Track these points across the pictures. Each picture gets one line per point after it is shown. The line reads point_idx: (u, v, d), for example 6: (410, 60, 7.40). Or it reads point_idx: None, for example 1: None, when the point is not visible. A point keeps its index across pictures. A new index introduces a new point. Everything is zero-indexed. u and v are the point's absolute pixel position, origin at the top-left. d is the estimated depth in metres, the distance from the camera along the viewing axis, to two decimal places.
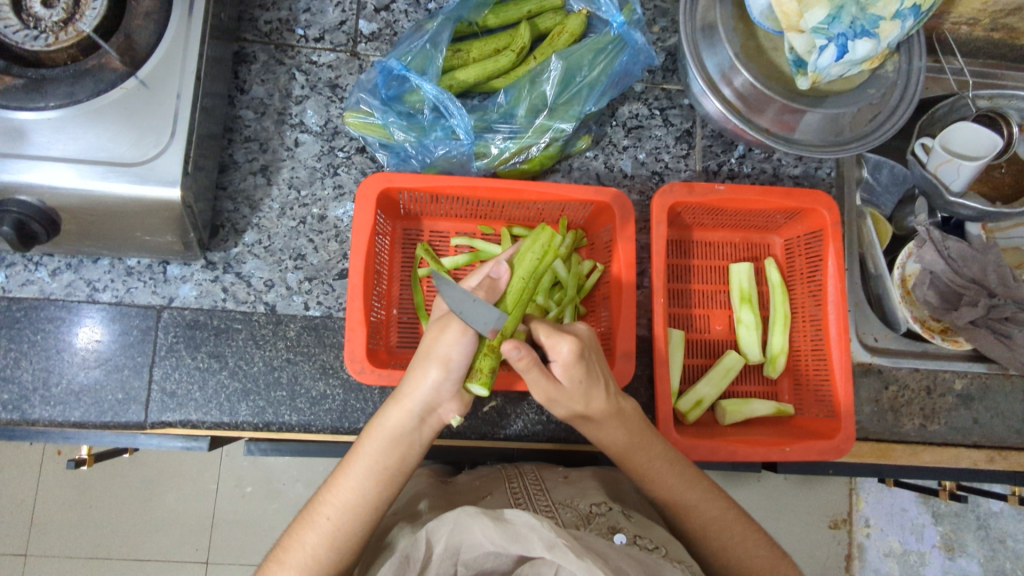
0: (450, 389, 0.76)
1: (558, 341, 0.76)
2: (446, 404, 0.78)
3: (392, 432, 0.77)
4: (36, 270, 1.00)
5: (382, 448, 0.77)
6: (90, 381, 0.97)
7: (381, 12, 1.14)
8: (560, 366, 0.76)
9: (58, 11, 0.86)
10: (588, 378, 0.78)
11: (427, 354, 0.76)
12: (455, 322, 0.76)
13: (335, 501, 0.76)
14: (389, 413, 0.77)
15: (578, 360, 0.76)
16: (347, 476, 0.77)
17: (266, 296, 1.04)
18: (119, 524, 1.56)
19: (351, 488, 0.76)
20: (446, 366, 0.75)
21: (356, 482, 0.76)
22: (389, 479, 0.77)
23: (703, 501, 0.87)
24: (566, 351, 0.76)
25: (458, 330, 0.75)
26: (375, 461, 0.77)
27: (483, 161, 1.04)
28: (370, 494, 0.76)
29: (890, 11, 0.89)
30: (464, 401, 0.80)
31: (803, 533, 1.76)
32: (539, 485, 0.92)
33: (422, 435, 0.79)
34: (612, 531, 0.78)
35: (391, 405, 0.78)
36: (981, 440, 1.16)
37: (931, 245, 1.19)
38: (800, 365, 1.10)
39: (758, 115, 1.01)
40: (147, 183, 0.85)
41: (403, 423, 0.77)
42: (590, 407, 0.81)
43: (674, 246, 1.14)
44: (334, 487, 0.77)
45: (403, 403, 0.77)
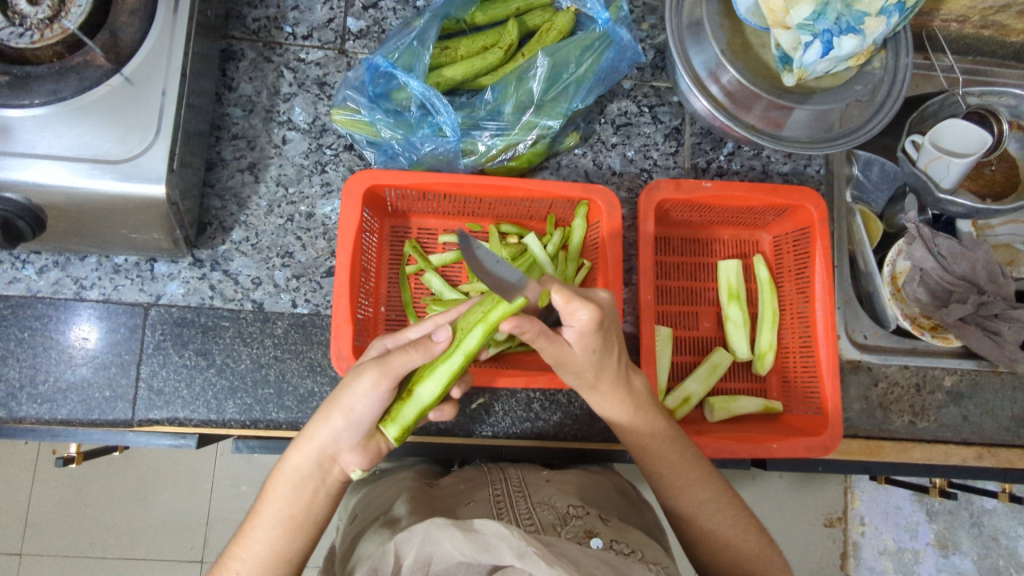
0: (350, 439, 0.73)
1: (576, 308, 0.70)
2: (346, 453, 0.75)
3: (292, 478, 0.74)
4: (22, 268, 1.00)
5: (284, 496, 0.74)
6: (77, 379, 0.97)
7: (369, 10, 1.14)
8: (573, 333, 0.72)
9: (42, 9, 0.84)
10: (601, 346, 0.76)
11: (331, 401, 0.72)
12: (370, 372, 0.68)
13: (244, 555, 0.73)
14: (290, 457, 0.74)
15: (595, 329, 0.72)
16: (256, 527, 0.74)
17: (253, 294, 1.03)
18: (113, 522, 1.56)
19: (259, 540, 0.73)
20: (349, 417, 0.71)
21: (263, 533, 0.73)
22: (298, 527, 0.74)
23: (699, 482, 0.87)
24: (585, 318, 0.70)
25: (371, 383, 0.69)
26: (279, 510, 0.74)
27: (471, 158, 1.03)
28: (278, 544, 0.73)
29: (875, 7, 0.89)
30: (369, 451, 0.76)
31: (798, 532, 1.78)
32: (521, 488, 0.92)
33: (327, 482, 0.75)
34: (588, 535, 0.77)
35: (291, 449, 0.75)
36: (969, 437, 1.16)
37: (922, 242, 1.17)
38: (788, 362, 1.10)
39: (744, 112, 1.01)
40: (131, 180, 0.84)
41: (303, 468, 0.74)
42: (600, 376, 0.81)
43: (662, 243, 1.15)
44: (244, 539, 0.74)
45: (302, 449, 0.74)
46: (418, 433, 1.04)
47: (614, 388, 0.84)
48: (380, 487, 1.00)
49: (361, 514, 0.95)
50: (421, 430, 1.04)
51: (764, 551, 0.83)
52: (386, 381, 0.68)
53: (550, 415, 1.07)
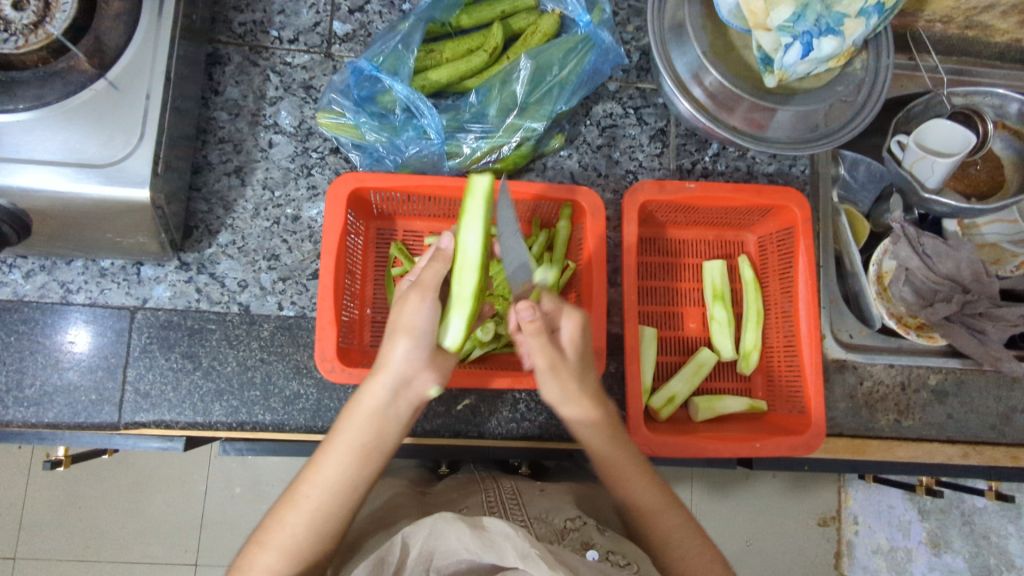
0: (422, 358, 0.74)
1: (564, 315, 0.80)
2: (421, 374, 0.75)
3: (369, 408, 0.74)
4: (9, 272, 1.00)
5: (358, 425, 0.74)
6: (64, 383, 0.98)
7: (355, 13, 1.14)
8: (564, 338, 0.80)
9: (27, 14, 0.84)
10: (580, 362, 0.82)
11: (394, 326, 0.74)
12: (410, 293, 0.74)
13: (315, 481, 0.73)
14: (364, 389, 0.75)
15: (580, 336, 0.81)
16: (328, 456, 0.74)
17: (239, 296, 1.04)
18: (105, 526, 1.56)
19: (331, 470, 0.73)
20: (414, 337, 0.73)
21: (337, 461, 0.74)
22: (370, 456, 0.75)
23: (667, 507, 0.85)
24: (573, 324, 0.80)
25: (416, 301, 0.74)
26: (353, 439, 0.74)
27: (456, 161, 1.04)
28: (350, 474, 0.74)
29: (854, 9, 0.90)
30: (442, 369, 0.77)
31: (791, 531, 1.77)
32: (515, 498, 0.93)
33: (401, 409, 0.75)
34: (585, 548, 0.78)
35: (369, 380, 0.75)
36: (954, 436, 1.16)
37: (906, 241, 1.16)
38: (773, 362, 1.11)
39: (727, 114, 1.02)
40: (114, 184, 0.85)
41: (377, 396, 0.74)
42: (569, 396, 0.82)
43: (647, 244, 1.15)
44: (314, 468, 0.74)
45: (378, 376, 0.74)
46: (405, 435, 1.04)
47: (592, 404, 0.84)
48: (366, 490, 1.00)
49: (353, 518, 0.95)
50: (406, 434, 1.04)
51: None
52: (430, 295, 0.74)
53: (535, 416, 1.07)
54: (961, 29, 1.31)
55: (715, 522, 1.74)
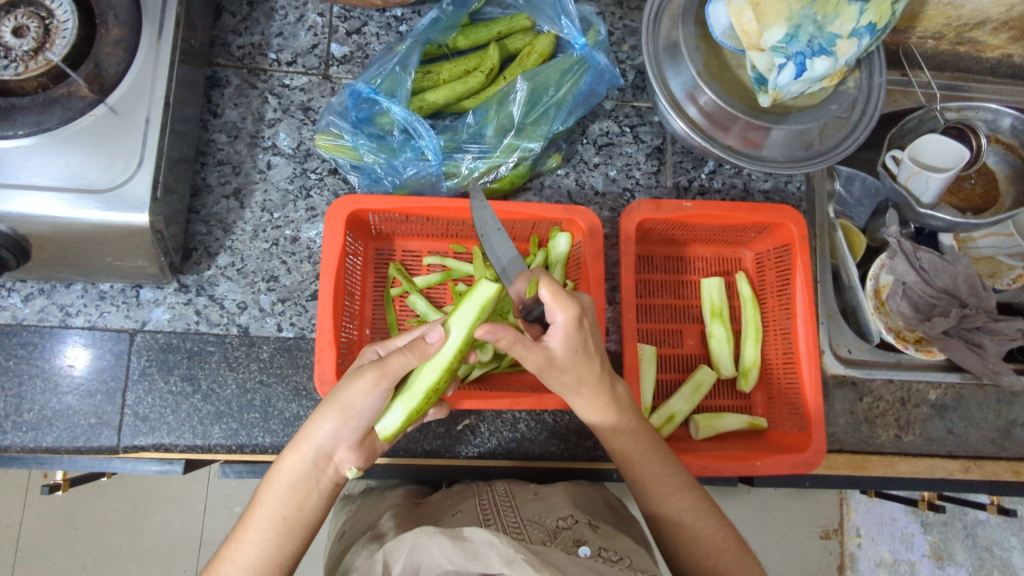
0: (349, 436, 0.75)
1: (558, 306, 0.76)
2: (342, 452, 0.77)
3: (289, 479, 0.75)
4: (8, 296, 1.00)
5: (279, 498, 0.74)
6: (63, 407, 0.97)
7: (353, 35, 1.15)
8: (558, 333, 0.77)
9: (28, 41, 0.86)
10: (583, 347, 0.79)
11: (330, 399, 0.74)
12: (370, 373, 0.71)
13: (235, 558, 0.73)
14: (285, 459, 0.75)
15: (577, 328, 0.77)
16: (249, 530, 0.74)
17: (239, 318, 1.04)
18: (103, 547, 1.55)
19: (253, 543, 0.73)
20: (345, 415, 0.74)
21: (256, 535, 0.73)
22: (291, 530, 0.75)
23: (679, 490, 0.87)
24: (566, 317, 0.76)
25: (370, 382, 0.71)
26: (273, 511, 0.74)
27: (454, 181, 1.05)
28: (272, 547, 0.73)
29: (846, 29, 0.91)
30: (361, 451, 0.79)
31: (794, 545, 1.76)
32: (509, 501, 0.94)
33: (321, 483, 0.77)
34: (576, 544, 0.77)
35: (288, 450, 0.76)
36: (955, 450, 1.16)
37: (902, 256, 1.18)
38: (772, 379, 1.11)
39: (722, 133, 1.03)
40: (115, 209, 0.85)
41: (298, 468, 0.75)
42: (582, 380, 0.82)
43: (645, 261, 1.16)
44: (235, 543, 0.74)
45: (298, 449, 0.75)
46: (405, 455, 1.04)
47: (598, 393, 0.84)
48: (366, 508, 1.00)
49: (350, 531, 0.96)
50: (406, 453, 1.04)
51: (743, 560, 0.83)
52: (386, 381, 0.72)
53: (536, 434, 1.07)
54: (952, 45, 1.32)
55: None
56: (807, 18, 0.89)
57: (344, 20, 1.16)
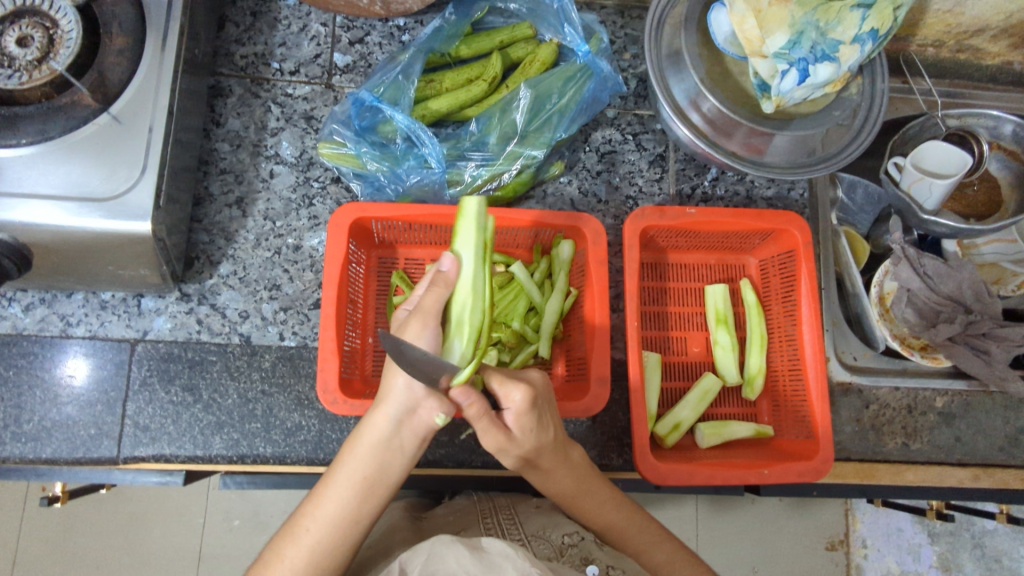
0: (424, 384, 0.74)
1: (511, 388, 0.75)
2: (425, 402, 0.75)
3: (373, 441, 0.76)
4: (9, 305, 1.00)
5: (360, 459, 0.76)
6: (63, 417, 0.96)
7: (356, 45, 1.16)
8: (511, 416, 0.75)
9: (31, 50, 0.86)
10: (538, 428, 0.77)
11: (398, 356, 0.77)
12: (415, 319, 0.78)
13: (315, 515, 0.74)
14: (370, 420, 0.77)
15: (530, 409, 0.75)
16: (330, 488, 0.75)
17: (241, 327, 1.03)
18: (100, 561, 1.53)
19: (330, 506, 0.74)
20: (411, 368, 0.75)
21: (338, 493, 0.75)
22: (371, 489, 0.76)
23: (656, 541, 0.87)
24: (519, 399, 0.74)
25: (418, 327, 0.77)
26: (358, 471, 0.75)
27: (457, 189, 1.04)
28: (352, 505, 0.75)
29: (849, 35, 0.91)
30: (451, 397, 0.76)
31: (800, 556, 1.73)
32: (512, 517, 0.92)
33: (405, 442, 0.77)
34: (585, 564, 0.78)
35: (370, 413, 0.77)
36: (964, 458, 1.15)
37: (907, 262, 1.16)
38: (778, 386, 1.10)
39: (725, 139, 1.03)
40: (117, 217, 0.85)
41: (383, 429, 0.76)
42: (540, 457, 0.81)
43: (649, 269, 1.15)
44: (315, 501, 0.75)
45: (381, 408, 0.76)
46: (408, 466, 1.03)
47: (555, 460, 0.83)
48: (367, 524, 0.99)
49: None
50: (411, 464, 1.03)
51: None
52: (430, 321, 0.78)
53: None
54: (952, 52, 1.33)
55: (721, 547, 1.70)
56: (810, 23, 0.89)
57: (346, 30, 1.16)
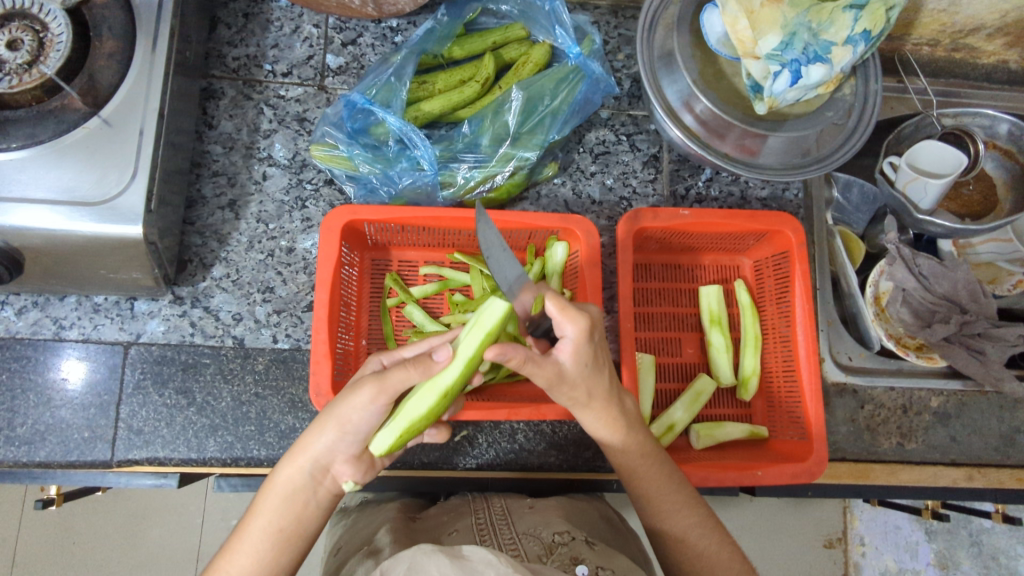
0: (345, 449, 0.73)
1: (567, 320, 0.72)
2: (340, 463, 0.75)
3: (284, 490, 0.73)
4: (2, 309, 0.99)
5: (274, 511, 0.72)
6: (56, 420, 0.97)
7: (348, 46, 1.15)
8: (568, 347, 0.74)
9: (21, 54, 0.86)
10: (594, 361, 0.77)
11: (327, 412, 0.72)
12: (369, 386, 0.69)
13: (229, 569, 0.70)
14: (282, 470, 0.74)
15: (587, 341, 0.74)
16: (243, 540, 0.71)
17: (234, 330, 1.03)
18: (99, 561, 1.53)
19: (247, 555, 0.70)
20: (344, 429, 0.72)
21: (250, 548, 0.71)
22: (286, 541, 0.73)
23: (685, 507, 0.86)
24: (577, 329, 0.72)
25: (369, 397, 0.69)
26: (268, 523, 0.72)
27: (450, 191, 1.04)
28: (266, 560, 0.71)
29: (842, 36, 0.91)
30: (362, 463, 0.76)
31: (798, 555, 1.74)
32: (504, 517, 0.92)
33: (319, 494, 0.75)
34: (575, 563, 0.76)
35: (284, 462, 0.74)
36: (959, 458, 1.15)
37: (903, 262, 1.16)
38: (773, 387, 1.10)
39: (719, 141, 1.02)
40: (108, 221, 0.85)
41: (295, 479, 0.73)
42: (592, 396, 0.81)
43: (643, 270, 1.15)
44: (228, 555, 0.71)
45: (294, 460, 0.73)
46: (402, 467, 1.03)
47: (607, 407, 0.83)
48: (361, 522, 0.99)
49: (344, 547, 0.94)
50: (405, 465, 1.03)
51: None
52: (383, 397, 0.69)
53: (534, 445, 1.06)
54: (948, 51, 1.32)
55: None
56: (802, 24, 0.89)
57: (339, 31, 1.16)
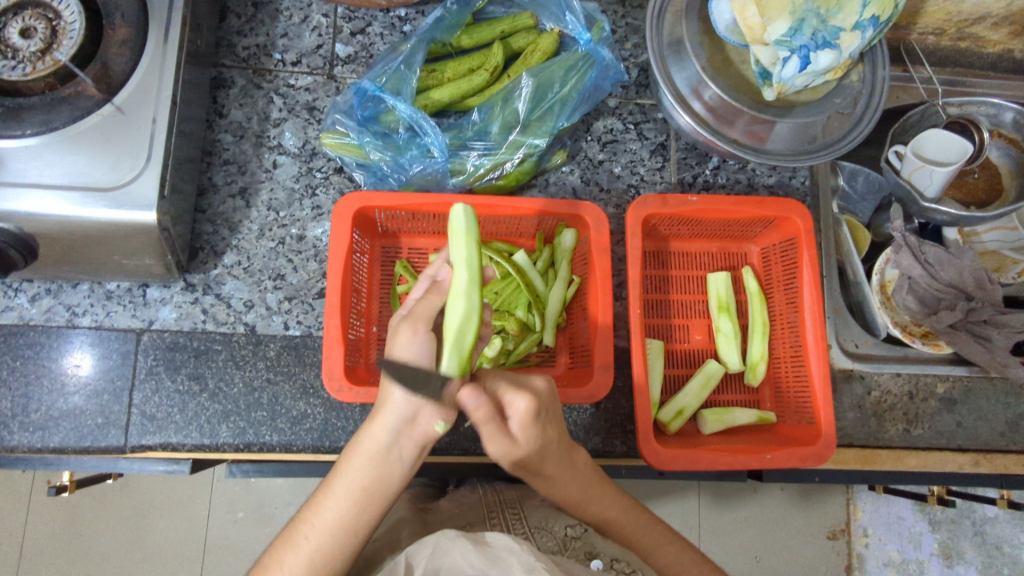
0: (426, 398, 0.66)
1: (515, 395, 0.68)
2: (426, 413, 0.67)
3: (370, 451, 0.68)
4: (15, 296, 1.00)
5: (356, 467, 0.69)
6: (70, 407, 0.97)
7: (357, 35, 1.16)
8: (519, 421, 0.68)
9: (35, 41, 0.86)
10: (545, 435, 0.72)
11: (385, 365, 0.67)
12: (404, 326, 0.67)
13: (314, 522, 0.69)
14: (365, 429, 0.69)
15: (534, 419, 0.69)
16: (329, 495, 0.69)
17: (245, 317, 1.04)
18: (106, 552, 1.54)
19: (330, 510, 0.69)
20: (410, 378, 0.65)
21: (335, 502, 0.69)
22: (370, 498, 0.69)
23: (663, 546, 0.84)
24: (524, 408, 0.68)
25: (409, 332, 0.66)
26: (353, 482, 0.69)
27: (460, 178, 1.05)
28: (351, 517, 0.69)
29: (850, 22, 0.91)
30: (452, 406, 0.67)
31: (801, 545, 1.74)
32: (517, 508, 0.94)
33: (405, 450, 0.69)
34: (589, 558, 0.82)
35: (368, 421, 0.69)
36: (965, 444, 1.16)
37: (909, 250, 1.16)
38: (780, 374, 1.11)
39: (727, 127, 1.03)
40: (122, 208, 0.85)
41: (377, 439, 0.68)
42: (544, 462, 0.74)
43: (651, 257, 1.16)
44: (314, 508, 0.70)
45: (380, 416, 0.67)
46: None
47: (561, 470, 0.76)
48: None
49: None
50: None
51: None
52: (421, 328, 0.67)
53: None
54: (954, 40, 1.33)
55: (722, 535, 1.71)
56: (811, 10, 0.89)
57: (348, 21, 1.16)
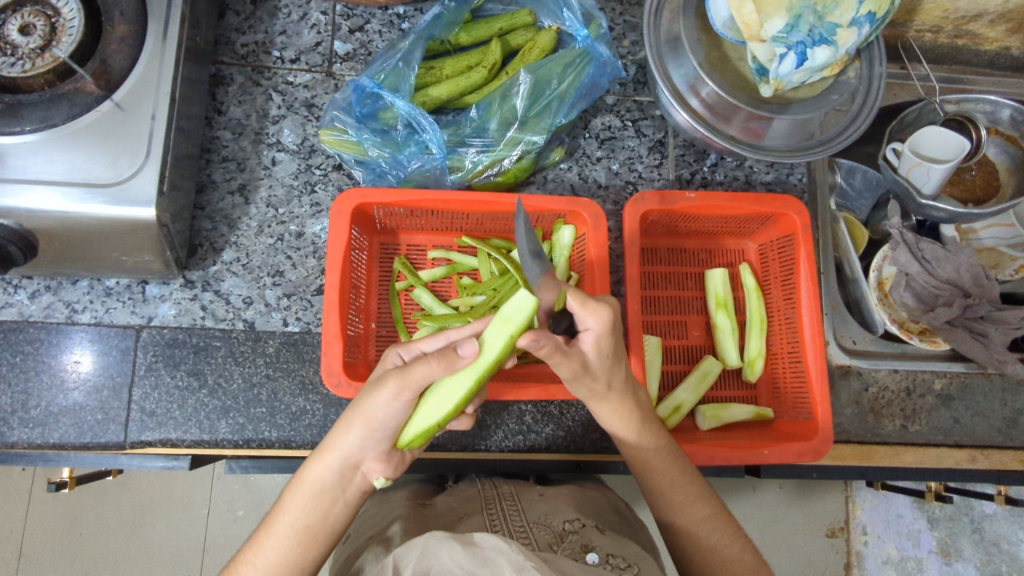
0: (373, 446, 0.76)
1: (589, 314, 0.74)
2: (369, 463, 0.78)
3: (313, 487, 0.77)
4: (15, 293, 1.00)
5: (302, 506, 0.77)
6: (70, 403, 0.97)
7: (356, 33, 1.16)
8: (591, 339, 0.76)
9: (34, 38, 0.87)
10: (614, 353, 0.79)
11: (356, 408, 0.74)
12: (392, 383, 0.69)
13: (255, 561, 0.76)
14: (313, 467, 0.78)
15: (609, 333, 0.76)
16: (272, 535, 0.77)
17: (244, 313, 1.04)
18: (106, 550, 1.54)
19: (273, 548, 0.76)
20: (370, 425, 0.74)
21: (278, 541, 0.76)
22: (312, 537, 0.77)
23: (697, 500, 0.89)
24: (599, 322, 0.74)
25: (392, 393, 0.70)
26: (296, 519, 0.77)
27: (458, 174, 1.06)
28: (292, 553, 0.76)
29: (846, 19, 0.92)
30: (392, 462, 0.80)
31: (801, 544, 1.74)
32: (515, 504, 0.94)
33: (347, 491, 0.79)
34: (584, 550, 0.77)
35: (314, 459, 0.78)
36: (962, 440, 1.16)
37: (905, 247, 1.17)
38: (778, 370, 1.11)
39: (724, 124, 1.04)
40: (121, 204, 0.86)
41: (323, 477, 0.77)
42: (611, 387, 0.83)
43: (649, 254, 1.16)
44: (256, 545, 0.77)
45: (324, 458, 0.77)
46: None
47: (622, 397, 0.85)
48: (374, 510, 1.01)
49: (357, 532, 0.96)
50: None
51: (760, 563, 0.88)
52: (406, 392, 0.70)
53: (542, 427, 1.06)
54: (951, 38, 1.33)
55: None
56: (807, 7, 0.90)
57: (347, 18, 1.17)
